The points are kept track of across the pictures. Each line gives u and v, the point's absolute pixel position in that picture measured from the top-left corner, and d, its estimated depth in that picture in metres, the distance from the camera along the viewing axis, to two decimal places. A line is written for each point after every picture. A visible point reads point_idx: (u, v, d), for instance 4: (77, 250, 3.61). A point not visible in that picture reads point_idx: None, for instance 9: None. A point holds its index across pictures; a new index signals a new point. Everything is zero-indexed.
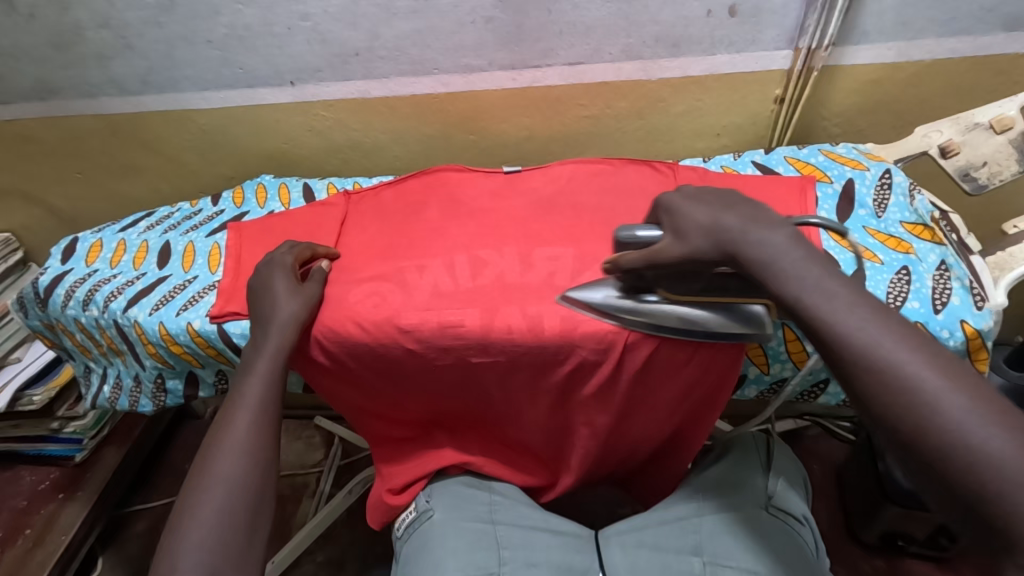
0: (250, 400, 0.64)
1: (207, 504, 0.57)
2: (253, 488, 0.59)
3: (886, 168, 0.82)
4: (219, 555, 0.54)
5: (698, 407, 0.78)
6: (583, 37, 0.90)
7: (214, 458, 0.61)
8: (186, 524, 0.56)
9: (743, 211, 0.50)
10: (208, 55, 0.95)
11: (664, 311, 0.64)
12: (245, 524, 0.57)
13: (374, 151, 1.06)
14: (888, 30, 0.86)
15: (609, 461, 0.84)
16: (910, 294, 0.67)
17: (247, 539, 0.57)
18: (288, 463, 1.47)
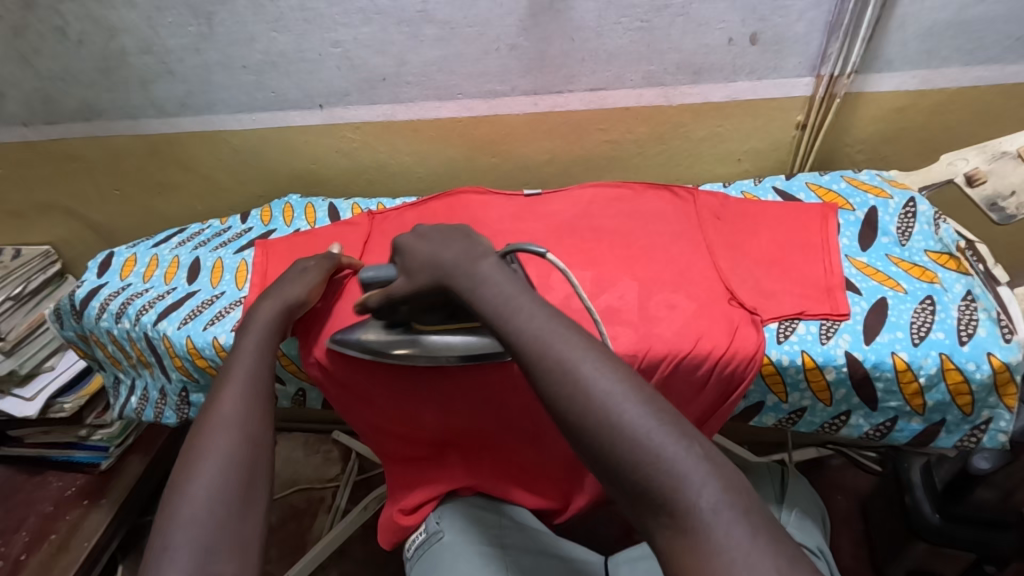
0: (239, 376, 0.67)
1: (202, 479, 0.57)
2: (244, 462, 0.60)
3: (911, 196, 0.80)
4: (212, 525, 0.54)
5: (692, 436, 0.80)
6: (605, 64, 0.91)
7: (206, 434, 0.61)
8: (181, 500, 0.55)
9: (461, 248, 0.67)
10: (243, 80, 0.99)
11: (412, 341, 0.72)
12: (237, 499, 0.57)
13: (399, 172, 1.09)
14: (913, 58, 0.86)
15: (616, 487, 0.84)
16: (934, 325, 0.65)
17: (241, 513, 0.56)
18: (306, 476, 1.49)
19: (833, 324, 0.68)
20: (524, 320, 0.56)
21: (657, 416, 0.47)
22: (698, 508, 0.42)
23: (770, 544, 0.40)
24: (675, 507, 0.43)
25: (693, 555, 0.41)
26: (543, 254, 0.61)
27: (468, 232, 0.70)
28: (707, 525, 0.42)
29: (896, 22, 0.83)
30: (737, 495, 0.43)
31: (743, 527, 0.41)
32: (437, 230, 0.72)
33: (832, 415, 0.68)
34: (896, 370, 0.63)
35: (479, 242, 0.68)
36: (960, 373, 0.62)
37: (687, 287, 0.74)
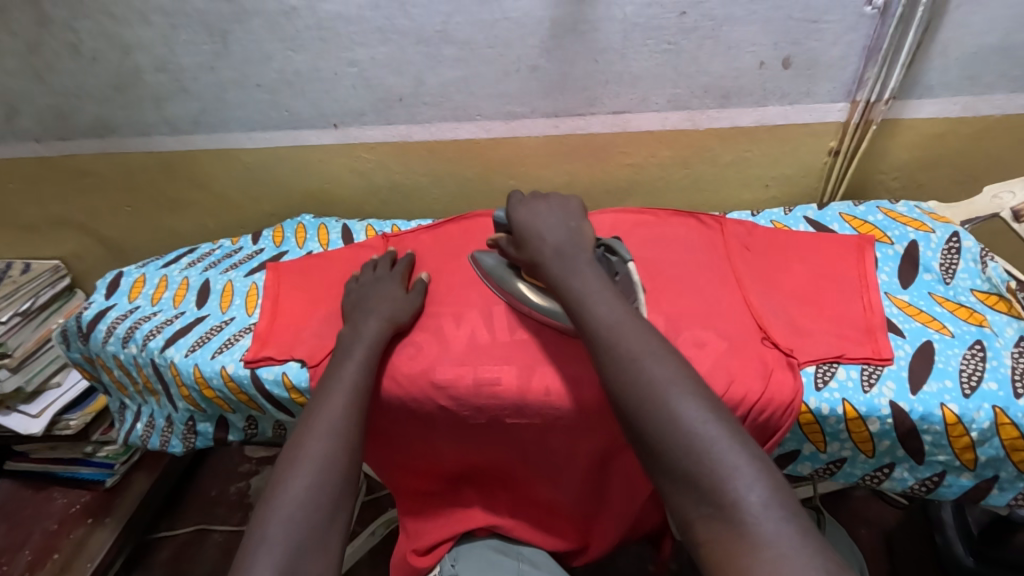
0: (344, 385, 0.67)
1: (299, 480, 0.58)
2: (339, 470, 0.61)
3: (954, 229, 0.76)
4: (304, 528, 0.55)
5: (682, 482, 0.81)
6: (629, 87, 0.88)
7: (306, 439, 0.62)
8: (278, 497, 0.57)
9: (566, 232, 0.70)
10: (258, 98, 0.97)
11: (512, 288, 0.76)
12: (328, 505, 0.58)
13: (414, 193, 1.07)
14: (954, 84, 0.82)
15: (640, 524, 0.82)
16: (985, 373, 0.61)
17: (330, 517, 0.57)
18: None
19: (874, 369, 0.64)
20: (604, 312, 0.59)
21: (718, 417, 0.50)
22: (747, 501, 0.45)
23: (818, 548, 0.42)
24: (721, 498, 0.46)
25: (739, 547, 0.43)
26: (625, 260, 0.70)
27: (574, 212, 0.74)
28: (756, 521, 0.44)
29: (938, 47, 0.79)
30: (785, 495, 0.46)
31: (791, 526, 0.44)
32: (549, 204, 0.75)
33: (874, 467, 0.64)
34: (946, 423, 0.59)
35: (583, 228, 0.72)
36: (1016, 429, 0.58)
37: (717, 323, 0.70)
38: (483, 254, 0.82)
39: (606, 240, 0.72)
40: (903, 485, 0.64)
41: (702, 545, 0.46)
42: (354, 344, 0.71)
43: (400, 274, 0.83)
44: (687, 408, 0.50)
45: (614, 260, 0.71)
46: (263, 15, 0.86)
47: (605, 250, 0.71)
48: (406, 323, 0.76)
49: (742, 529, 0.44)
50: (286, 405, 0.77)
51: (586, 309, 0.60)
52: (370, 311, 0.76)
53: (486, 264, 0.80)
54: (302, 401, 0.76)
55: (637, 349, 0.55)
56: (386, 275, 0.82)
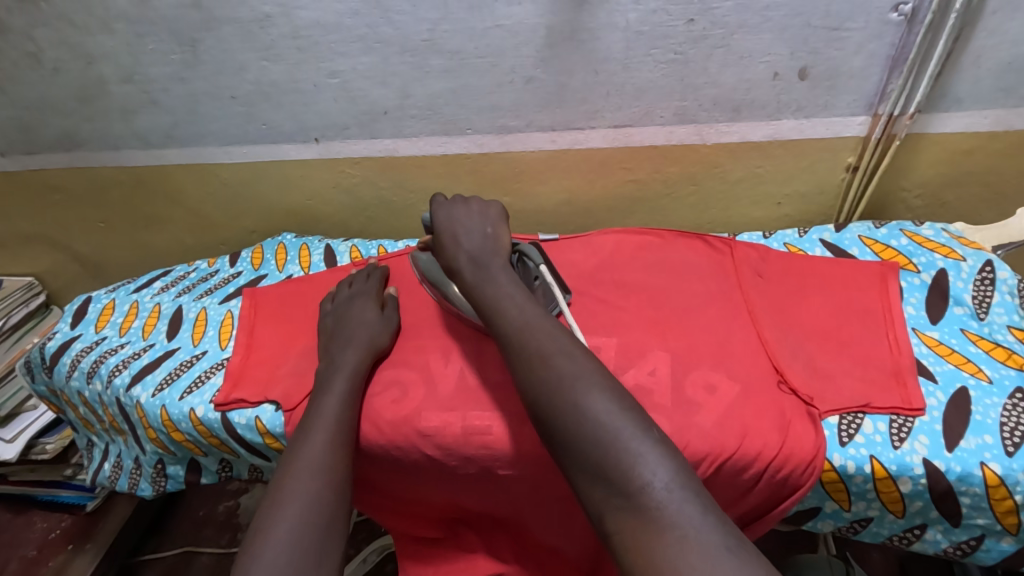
0: (329, 418, 0.62)
1: (283, 522, 0.53)
2: (326, 510, 0.55)
3: (988, 258, 0.70)
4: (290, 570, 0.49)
5: None
6: (632, 99, 0.81)
7: (287, 479, 0.57)
8: (264, 537, 0.52)
9: (479, 239, 0.66)
10: (233, 111, 0.90)
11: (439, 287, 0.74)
12: (315, 545, 0.52)
13: (403, 209, 1.01)
14: (986, 97, 0.75)
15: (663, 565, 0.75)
16: None
17: (318, 559, 0.51)
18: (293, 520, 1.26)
19: (904, 420, 0.57)
20: (515, 315, 0.56)
21: (626, 409, 0.47)
22: (653, 488, 0.42)
23: (719, 525, 0.40)
24: (629, 487, 0.43)
25: (648, 539, 0.40)
26: (537, 265, 0.67)
27: (490, 215, 0.70)
28: (661, 507, 0.41)
29: (970, 57, 0.72)
30: (692, 480, 0.43)
31: (695, 508, 0.41)
32: (471, 208, 0.71)
33: (904, 528, 0.59)
34: (987, 485, 0.53)
35: (498, 233, 0.68)
36: None
37: (729, 364, 0.64)
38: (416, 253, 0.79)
39: (522, 246, 0.70)
40: (938, 546, 0.58)
41: (614, 537, 0.43)
42: (332, 377, 0.66)
43: (375, 291, 0.78)
44: (594, 400, 0.47)
45: (529, 265, 0.69)
46: (234, 23, 0.79)
47: (520, 256, 0.69)
48: (387, 344, 0.71)
49: (648, 518, 0.41)
50: (260, 451, 0.72)
51: (498, 316, 0.57)
52: (348, 340, 0.70)
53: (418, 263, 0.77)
54: (277, 447, 0.70)
55: (547, 347, 0.52)
56: (361, 291, 0.77)
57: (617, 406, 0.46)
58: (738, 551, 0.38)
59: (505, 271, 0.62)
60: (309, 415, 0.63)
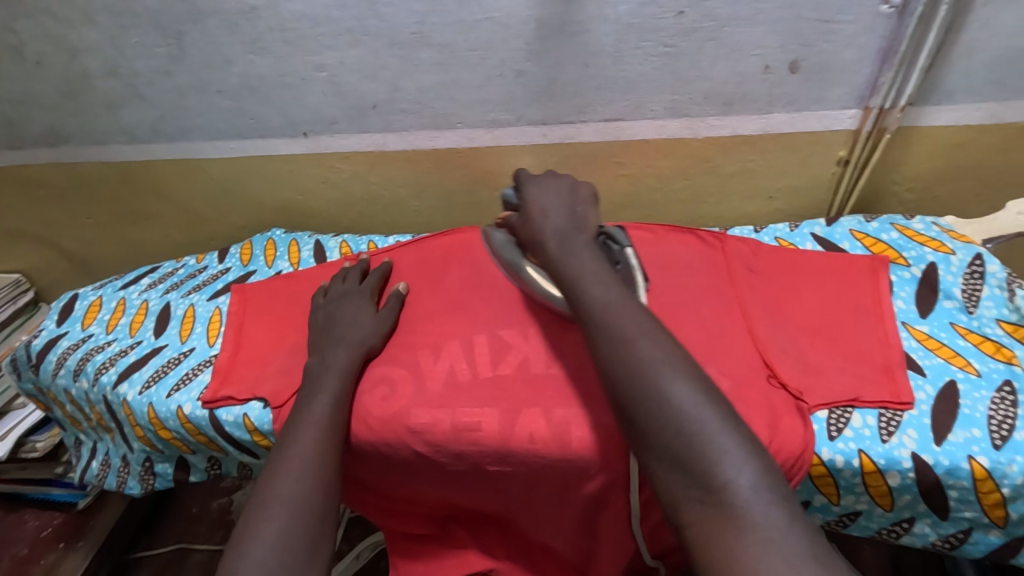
0: (318, 416, 0.62)
1: (272, 521, 0.54)
2: (317, 508, 0.56)
3: (978, 251, 0.69)
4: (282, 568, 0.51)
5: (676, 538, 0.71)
6: (623, 93, 0.81)
7: (273, 480, 0.57)
8: (258, 532, 0.53)
9: (568, 217, 0.62)
10: (220, 106, 0.89)
11: (517, 266, 0.67)
12: (306, 543, 0.53)
13: (393, 205, 1.00)
14: (977, 90, 0.75)
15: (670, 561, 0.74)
16: (1018, 420, 0.55)
17: (309, 557, 0.52)
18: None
19: (893, 414, 0.57)
20: (602, 293, 0.54)
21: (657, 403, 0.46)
22: (737, 485, 0.42)
23: (808, 532, 0.39)
24: (710, 482, 0.42)
25: (724, 534, 0.40)
26: (623, 248, 0.63)
27: (580, 193, 0.66)
28: (744, 506, 0.41)
29: (961, 49, 0.72)
30: (777, 480, 0.42)
31: (780, 511, 0.41)
32: (559, 183, 0.67)
33: (892, 521, 0.59)
34: (975, 478, 0.53)
35: (585, 211, 0.64)
36: None
37: None
38: (491, 230, 0.72)
39: (606, 229, 0.66)
40: (926, 539, 0.58)
41: (688, 529, 0.43)
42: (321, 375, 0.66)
43: (370, 289, 0.77)
44: (677, 387, 0.46)
45: (614, 249, 0.64)
46: (220, 15, 0.78)
47: (605, 239, 0.65)
48: (377, 345, 0.71)
49: (730, 515, 0.41)
50: (249, 448, 0.71)
51: (581, 290, 0.55)
52: (340, 340, 0.70)
53: (493, 241, 0.71)
54: (265, 444, 0.69)
55: (631, 329, 0.50)
56: (354, 289, 0.77)
57: (704, 396, 0.46)
58: (826, 558, 0.38)
59: (592, 248, 0.59)
60: (297, 414, 0.63)
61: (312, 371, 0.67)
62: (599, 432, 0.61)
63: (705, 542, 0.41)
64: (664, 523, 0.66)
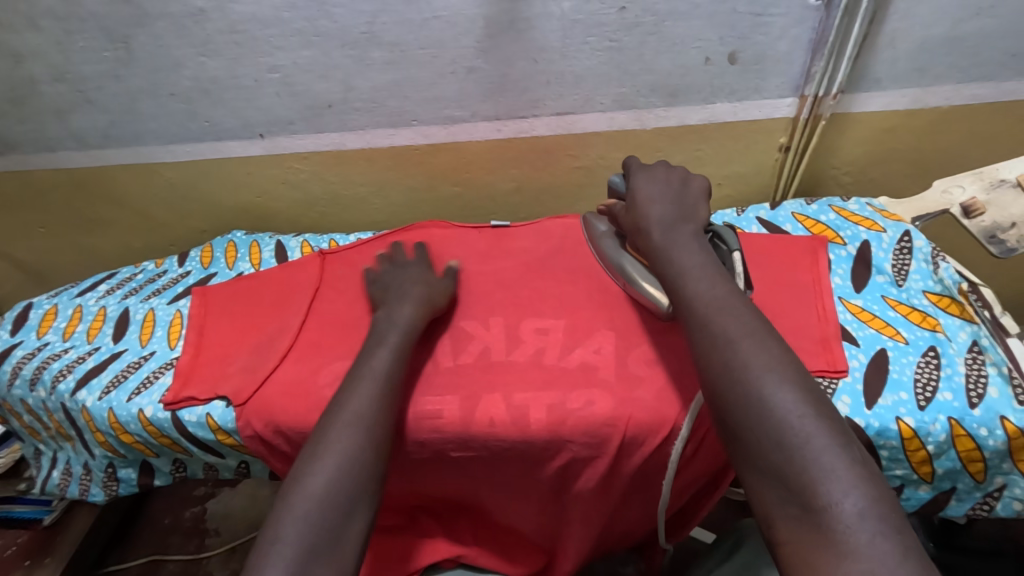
0: None
1: (318, 475, 0.52)
2: (368, 469, 0.54)
3: (905, 229, 0.74)
4: (319, 531, 0.50)
5: (641, 512, 0.73)
6: (572, 87, 0.83)
7: None
8: (295, 491, 0.52)
9: (678, 208, 0.63)
10: (173, 109, 0.89)
11: (616, 261, 0.70)
12: (345, 504, 0.52)
13: (355, 203, 1.01)
14: (903, 76, 0.79)
15: (632, 535, 0.78)
16: (940, 382, 0.60)
17: (346, 518, 0.51)
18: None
19: (829, 382, 0.61)
20: (706, 288, 0.55)
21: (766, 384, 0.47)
22: (840, 509, 0.41)
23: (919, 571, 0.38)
24: (810, 500, 0.42)
25: (820, 555, 0.40)
26: (730, 251, 0.62)
27: (691, 187, 0.66)
28: (846, 531, 0.40)
29: (884, 39, 0.76)
30: (890, 508, 0.41)
31: (890, 544, 0.39)
32: (671, 174, 0.67)
33: None
34: (902, 437, 0.57)
35: (695, 204, 0.65)
36: (971, 440, 0.57)
37: (670, 338, 0.67)
38: (594, 218, 0.76)
39: (717, 227, 0.64)
40: None
41: (781, 546, 0.43)
42: (388, 330, 0.65)
43: (414, 264, 0.77)
44: (779, 394, 0.46)
45: (722, 249, 0.63)
46: (168, 18, 0.78)
47: (712, 237, 0.64)
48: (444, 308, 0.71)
49: (830, 539, 0.40)
50: (213, 447, 0.72)
51: (693, 283, 0.55)
52: (407, 295, 0.70)
53: (596, 230, 0.75)
54: (229, 442, 0.70)
55: (735, 329, 0.51)
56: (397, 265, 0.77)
57: (809, 408, 0.45)
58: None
59: (698, 238, 0.60)
60: (357, 365, 0.62)
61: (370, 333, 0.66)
62: (554, 412, 0.63)
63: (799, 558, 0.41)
64: (623, 498, 0.69)
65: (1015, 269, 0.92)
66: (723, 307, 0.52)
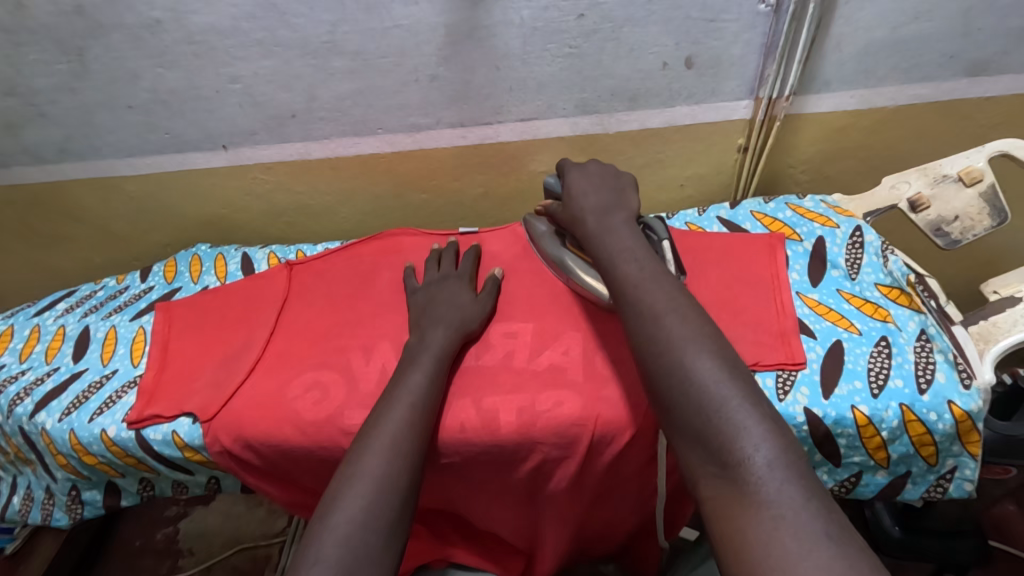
0: None
1: (355, 500, 0.52)
2: (400, 491, 0.54)
3: (857, 224, 0.77)
4: (359, 556, 0.48)
5: (618, 508, 0.73)
6: (535, 94, 0.85)
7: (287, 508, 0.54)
8: (333, 515, 0.51)
9: (611, 200, 0.66)
10: (130, 121, 0.87)
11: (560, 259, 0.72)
12: (385, 528, 0.51)
13: (322, 213, 1.00)
14: (850, 78, 0.83)
15: (614, 535, 0.80)
16: (891, 370, 0.62)
17: (385, 544, 0.50)
18: (250, 533, 1.19)
19: (789, 374, 0.63)
20: (635, 269, 0.57)
21: (727, 376, 0.48)
22: (756, 465, 0.42)
23: (822, 511, 0.39)
24: (727, 458, 0.43)
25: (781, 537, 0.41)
26: (658, 240, 0.64)
27: (623, 180, 0.69)
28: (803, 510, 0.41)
29: (832, 42, 0.79)
30: (796, 458, 0.42)
31: None
32: (603, 170, 0.70)
33: None
34: (858, 425, 0.60)
35: (627, 195, 0.68)
36: (922, 424, 0.59)
37: None
38: (533, 218, 0.77)
39: (648, 218, 0.67)
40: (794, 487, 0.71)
41: (706, 503, 0.44)
42: (420, 353, 0.65)
43: (468, 274, 0.77)
44: (732, 381, 0.47)
45: (652, 239, 0.65)
46: (123, 29, 0.76)
47: (644, 228, 0.66)
48: (472, 324, 0.70)
49: (744, 492, 0.41)
50: (182, 464, 0.71)
51: (651, 277, 0.56)
52: (438, 318, 0.69)
53: (535, 230, 0.76)
54: (197, 458, 0.69)
55: (695, 321, 0.51)
56: (451, 273, 0.76)
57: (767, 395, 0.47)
58: (839, 539, 0.37)
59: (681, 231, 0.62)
60: (391, 388, 0.62)
61: (408, 350, 0.66)
62: (524, 415, 0.64)
63: (718, 513, 0.42)
64: (597, 496, 0.70)
65: (963, 260, 0.96)
66: (694, 300, 0.53)
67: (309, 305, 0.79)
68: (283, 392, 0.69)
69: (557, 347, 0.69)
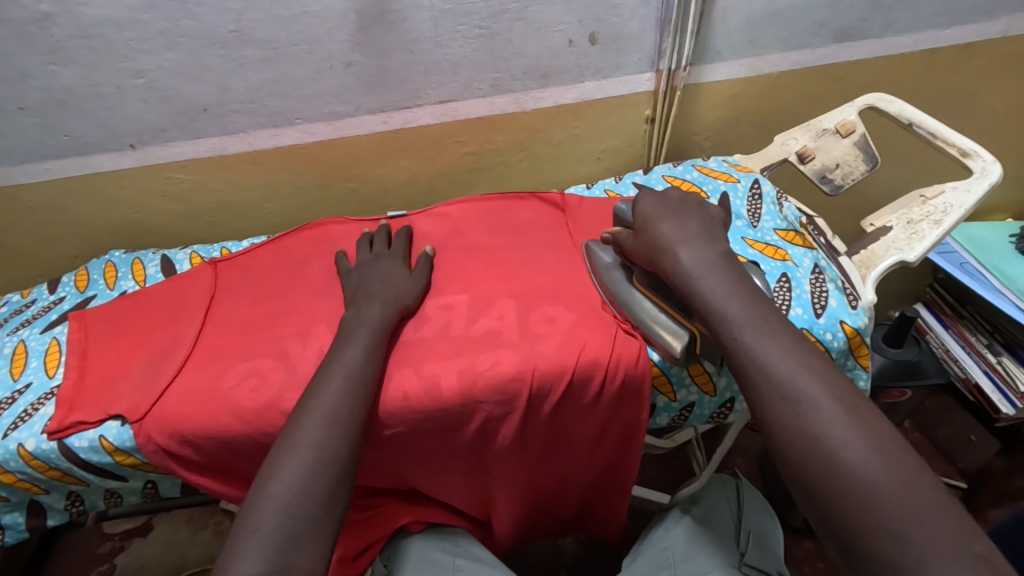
0: None
1: (294, 469, 0.53)
2: (340, 459, 0.55)
3: (755, 178, 0.85)
4: (301, 521, 0.50)
5: (563, 466, 0.76)
6: (450, 75, 0.87)
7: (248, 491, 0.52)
8: (271, 485, 0.52)
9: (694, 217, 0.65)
10: (25, 125, 0.82)
11: (626, 299, 0.68)
12: (324, 495, 0.52)
13: (244, 210, 0.98)
14: (738, 48, 0.90)
15: (564, 497, 0.82)
16: (793, 301, 0.68)
17: (325, 509, 0.52)
18: (195, 558, 1.11)
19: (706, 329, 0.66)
20: None
21: None
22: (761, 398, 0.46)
23: None
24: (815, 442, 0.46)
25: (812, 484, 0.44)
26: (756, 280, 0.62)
27: (704, 207, 0.67)
28: None
29: (718, 15, 0.86)
30: None
31: None
32: (684, 199, 0.68)
33: (720, 405, 0.76)
34: None
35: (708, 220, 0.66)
36: (821, 345, 0.66)
37: (567, 298, 0.72)
38: (599, 248, 0.74)
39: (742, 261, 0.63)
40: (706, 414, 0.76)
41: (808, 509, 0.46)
42: (355, 331, 0.65)
43: (402, 252, 0.78)
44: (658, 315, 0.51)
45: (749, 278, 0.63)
46: (7, 24, 0.72)
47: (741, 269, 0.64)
48: (407, 300, 0.71)
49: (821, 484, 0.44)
50: (113, 471, 0.69)
51: None
52: (373, 295, 0.70)
53: (601, 261, 0.72)
54: (129, 462, 0.67)
55: None
56: (386, 252, 0.77)
57: None
58: None
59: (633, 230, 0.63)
60: (327, 363, 0.62)
61: (344, 328, 0.67)
62: (464, 377, 0.66)
63: None
64: (542, 452, 0.73)
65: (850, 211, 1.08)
66: None
67: (238, 299, 0.78)
68: (216, 385, 0.67)
69: (492, 313, 0.72)
